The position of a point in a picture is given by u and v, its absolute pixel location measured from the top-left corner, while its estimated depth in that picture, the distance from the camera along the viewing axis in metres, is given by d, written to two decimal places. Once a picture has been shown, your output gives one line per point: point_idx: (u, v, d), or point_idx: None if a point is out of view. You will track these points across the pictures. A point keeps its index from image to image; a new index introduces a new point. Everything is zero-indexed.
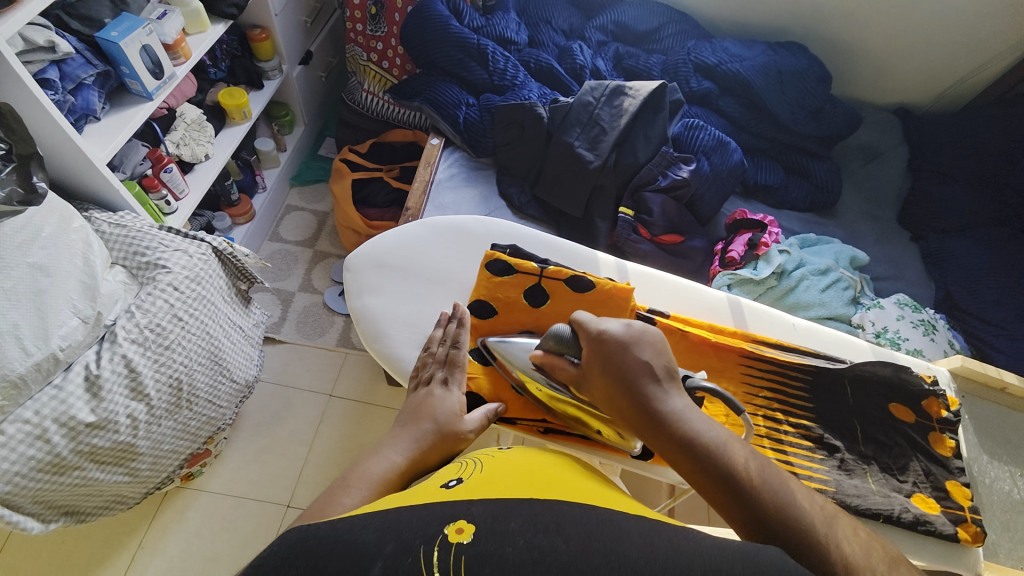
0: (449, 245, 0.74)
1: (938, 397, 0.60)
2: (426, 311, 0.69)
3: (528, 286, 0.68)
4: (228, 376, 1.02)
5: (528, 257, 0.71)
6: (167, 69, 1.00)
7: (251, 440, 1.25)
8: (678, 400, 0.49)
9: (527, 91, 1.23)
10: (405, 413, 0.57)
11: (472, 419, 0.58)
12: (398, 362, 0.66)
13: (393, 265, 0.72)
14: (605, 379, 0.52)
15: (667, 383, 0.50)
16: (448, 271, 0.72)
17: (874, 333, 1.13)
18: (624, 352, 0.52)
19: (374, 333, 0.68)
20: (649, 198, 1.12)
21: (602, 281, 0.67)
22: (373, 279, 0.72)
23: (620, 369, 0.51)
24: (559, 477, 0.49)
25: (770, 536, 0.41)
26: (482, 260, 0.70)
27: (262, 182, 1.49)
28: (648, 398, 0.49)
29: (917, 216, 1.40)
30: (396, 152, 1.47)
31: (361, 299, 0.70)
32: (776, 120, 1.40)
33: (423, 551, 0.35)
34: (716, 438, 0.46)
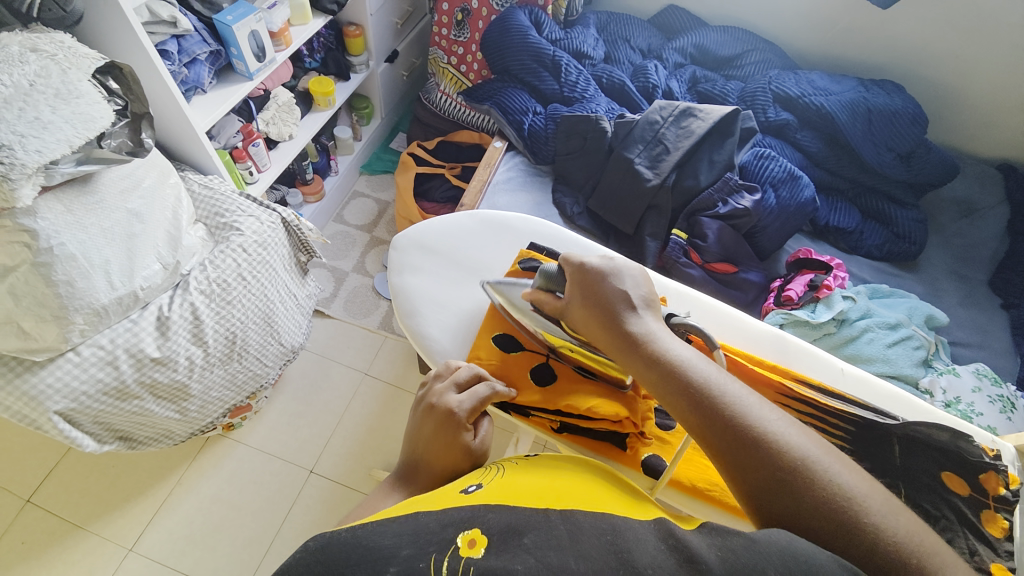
0: (492, 240, 0.76)
1: (998, 473, 0.53)
2: (460, 297, 0.71)
3: None
4: (278, 339, 1.09)
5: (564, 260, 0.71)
6: (269, 53, 1.12)
7: (288, 404, 1.33)
8: (650, 326, 0.54)
9: (596, 105, 1.23)
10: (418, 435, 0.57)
11: (468, 395, 0.58)
12: (426, 340, 0.68)
13: (436, 250, 0.75)
14: (586, 306, 0.58)
15: (642, 311, 0.56)
16: (486, 263, 0.74)
17: (943, 402, 1.02)
18: (606, 280, 0.58)
19: (408, 310, 0.70)
20: (705, 224, 1.08)
21: None
22: (415, 259, 0.74)
23: (601, 296, 0.57)
24: (570, 482, 0.49)
25: (733, 442, 0.44)
26: (518, 257, 0.72)
27: (336, 166, 1.60)
28: (620, 320, 0.55)
29: (1013, 282, 1.26)
30: (461, 151, 1.53)
31: (401, 276, 0.73)
32: (859, 159, 1.31)
33: (433, 560, 0.38)
34: (686, 355, 0.51)
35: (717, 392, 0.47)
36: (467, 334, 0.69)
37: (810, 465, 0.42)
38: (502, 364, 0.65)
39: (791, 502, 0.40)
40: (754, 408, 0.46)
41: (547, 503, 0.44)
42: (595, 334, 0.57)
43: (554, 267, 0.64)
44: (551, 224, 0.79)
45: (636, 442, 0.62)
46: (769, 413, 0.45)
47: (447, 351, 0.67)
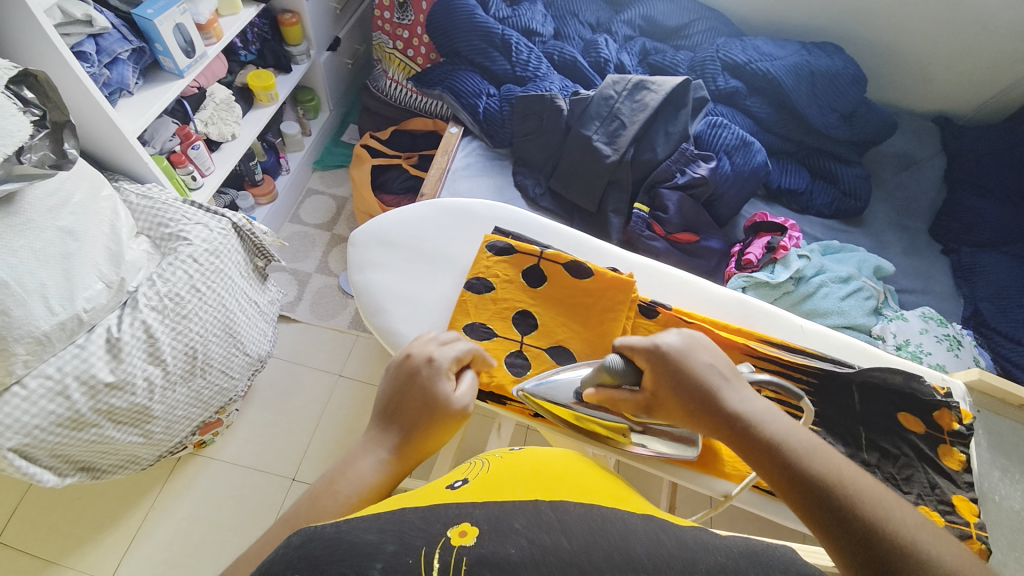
0: (454, 229, 0.72)
1: (951, 409, 0.57)
2: (427, 289, 0.67)
3: (526, 266, 0.67)
4: (242, 349, 1.05)
5: (529, 241, 0.70)
6: (199, 48, 1.05)
7: (261, 414, 1.29)
8: (752, 405, 0.51)
9: (549, 83, 1.22)
10: (396, 391, 0.55)
11: (450, 346, 0.59)
12: (393, 337, 0.65)
13: (397, 243, 0.70)
14: (675, 393, 0.53)
15: (735, 382, 0.53)
16: (451, 253, 0.70)
17: (894, 346, 1.09)
18: (689, 359, 0.53)
19: (372, 308, 0.66)
20: (665, 195, 1.10)
21: (601, 268, 0.66)
22: (376, 255, 0.70)
23: (690, 374, 0.52)
24: (560, 474, 0.50)
25: (861, 541, 0.41)
26: (482, 242, 0.69)
27: (286, 164, 1.52)
28: (717, 398, 0.51)
29: (949, 228, 1.35)
30: (416, 140, 1.49)
31: (363, 274, 0.69)
32: (805, 122, 1.36)
33: (423, 553, 0.34)
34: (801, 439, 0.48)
35: (840, 487, 0.44)
36: (437, 326, 0.65)
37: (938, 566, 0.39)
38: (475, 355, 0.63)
39: None
40: (881, 503, 0.43)
41: (534, 494, 0.44)
42: (682, 415, 0.53)
43: (618, 357, 0.56)
44: (514, 207, 0.76)
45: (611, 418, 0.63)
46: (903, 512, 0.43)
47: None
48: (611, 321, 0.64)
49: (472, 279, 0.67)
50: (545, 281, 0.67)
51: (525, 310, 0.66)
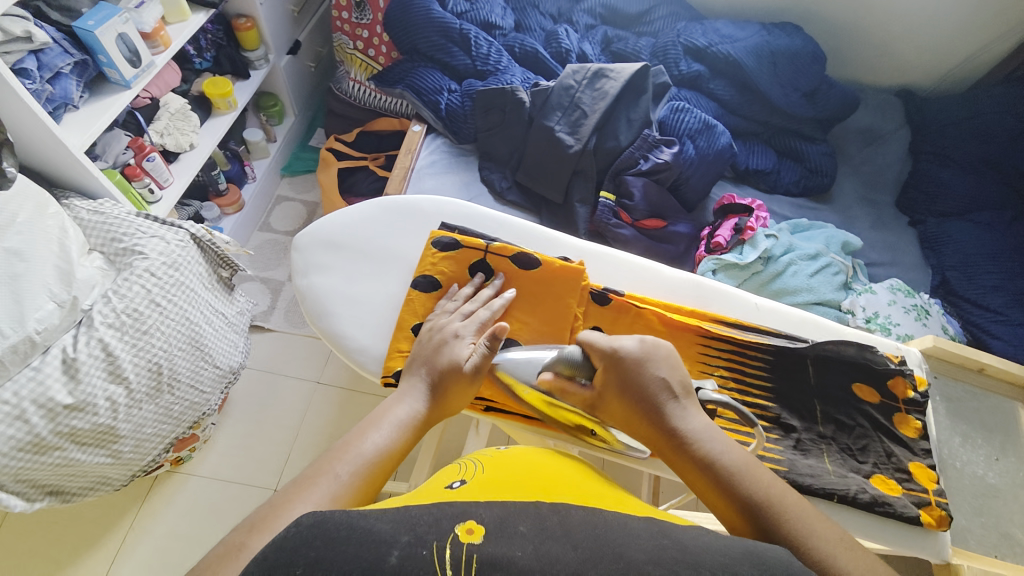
0: (399, 226, 0.69)
1: (904, 376, 0.58)
2: (373, 290, 0.65)
3: (472, 261, 0.65)
4: (211, 362, 1.03)
5: (476, 235, 0.68)
6: (145, 57, 1.02)
7: (238, 426, 1.27)
8: (696, 424, 0.51)
9: (510, 75, 1.21)
10: (420, 356, 0.57)
11: (471, 318, 0.60)
12: (341, 340, 0.63)
13: (342, 244, 0.68)
14: (625, 401, 0.53)
15: (683, 398, 0.53)
16: (396, 250, 0.68)
17: (864, 319, 1.10)
18: (642, 369, 0.53)
19: (318, 312, 0.64)
20: (630, 182, 1.10)
21: (548, 259, 0.65)
22: (320, 257, 0.68)
23: (639, 392, 0.52)
24: (556, 478, 0.52)
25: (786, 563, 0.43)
26: (427, 238, 0.67)
27: (252, 172, 1.50)
28: (664, 413, 0.52)
29: (916, 200, 1.36)
30: (383, 140, 1.47)
31: (307, 278, 0.66)
32: (769, 102, 1.36)
33: (436, 546, 0.36)
34: (738, 460, 0.49)
35: (773, 509, 0.46)
36: (385, 326, 0.64)
37: None
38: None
39: None
40: (809, 527, 0.45)
41: (536, 496, 0.47)
42: (632, 426, 0.53)
43: (577, 351, 0.56)
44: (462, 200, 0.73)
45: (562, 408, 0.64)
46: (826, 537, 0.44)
47: (366, 349, 0.63)
48: (563, 310, 0.63)
49: (417, 276, 0.65)
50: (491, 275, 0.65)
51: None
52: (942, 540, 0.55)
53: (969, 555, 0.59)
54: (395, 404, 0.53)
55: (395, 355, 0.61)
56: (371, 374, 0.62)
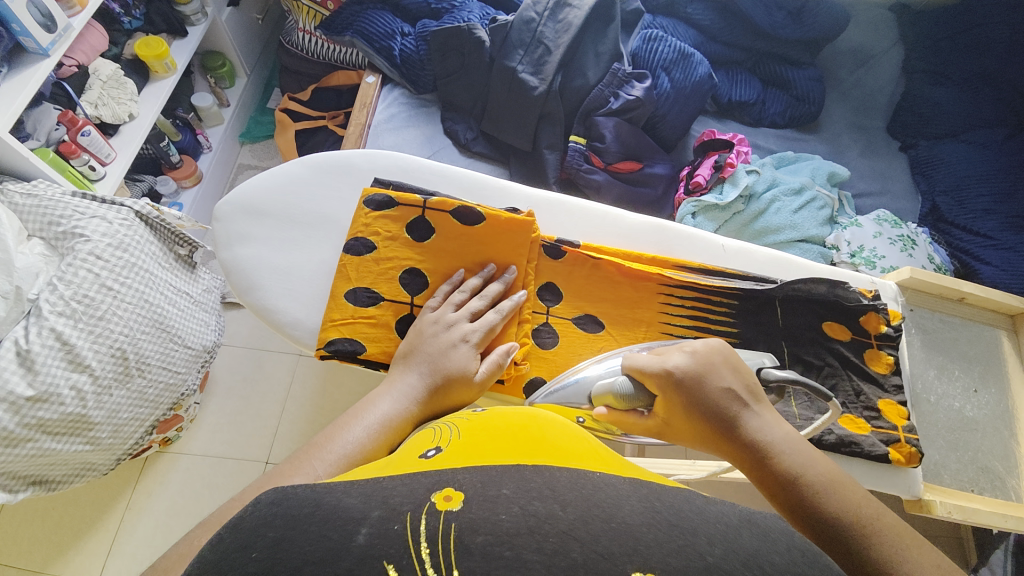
0: (330, 188, 0.63)
1: (878, 312, 0.55)
2: (305, 259, 0.61)
3: (410, 220, 0.60)
4: (182, 342, 1.00)
5: (413, 191, 0.63)
6: (60, 20, 0.92)
7: (224, 404, 1.27)
8: (770, 434, 0.46)
9: (466, 12, 1.09)
10: (409, 354, 0.54)
11: (479, 321, 0.55)
12: (273, 315, 0.60)
13: (266, 211, 0.62)
14: (690, 422, 0.49)
15: (754, 407, 0.48)
16: (329, 214, 0.63)
17: (849, 254, 1.07)
18: (702, 384, 0.49)
19: (246, 286, 0.60)
20: (601, 123, 1.02)
21: (493, 212, 0.59)
22: (245, 227, 0.62)
23: (703, 419, 0.48)
24: (546, 437, 0.43)
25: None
26: (360, 197, 0.61)
27: (206, 141, 1.41)
28: (732, 425, 0.47)
29: (908, 123, 1.29)
30: (342, 96, 1.36)
31: (232, 250, 0.62)
32: (752, 25, 1.26)
33: (409, 516, 0.30)
34: (822, 470, 0.45)
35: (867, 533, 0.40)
36: (320, 297, 0.60)
37: None
38: (364, 323, 0.58)
39: None
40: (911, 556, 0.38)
41: (517, 460, 0.38)
42: (709, 450, 0.49)
43: (624, 381, 0.52)
44: (399, 152, 0.67)
45: (512, 371, 0.57)
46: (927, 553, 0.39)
47: (299, 322, 0.59)
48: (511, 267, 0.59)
49: (354, 239, 0.60)
50: (433, 233, 0.60)
51: (415, 269, 0.60)
52: (911, 475, 0.53)
53: (939, 489, 0.59)
54: (381, 399, 0.50)
55: (331, 328, 0.58)
56: (306, 347, 0.59)
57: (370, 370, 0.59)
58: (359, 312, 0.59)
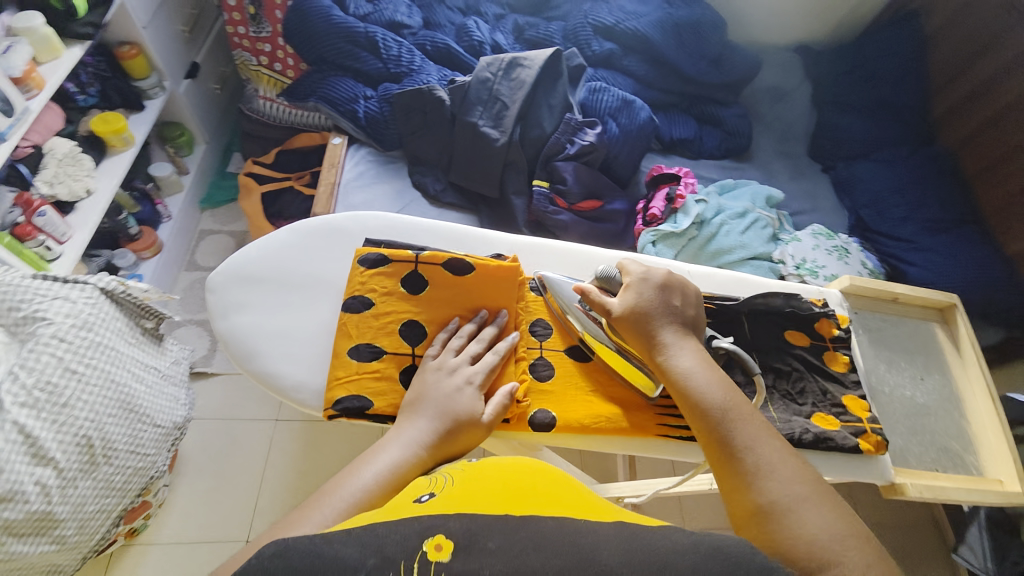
0: (322, 250, 0.66)
1: (829, 317, 0.62)
2: (303, 321, 0.62)
3: (404, 275, 0.63)
4: (151, 421, 0.95)
5: (404, 247, 0.66)
6: (20, 103, 0.92)
7: (198, 481, 1.19)
8: (690, 349, 0.55)
9: (426, 75, 1.18)
10: (412, 395, 0.56)
11: (480, 362, 0.58)
12: (274, 379, 0.60)
13: (260, 278, 0.64)
14: (633, 315, 0.57)
15: (687, 326, 0.57)
16: (322, 275, 0.64)
17: (794, 266, 1.18)
18: (654, 294, 0.58)
19: (244, 354, 0.61)
20: (561, 168, 1.10)
21: (482, 261, 0.63)
22: (238, 295, 0.63)
23: (646, 317, 0.56)
24: (535, 487, 0.45)
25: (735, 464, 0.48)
26: (354, 257, 0.64)
27: (166, 210, 1.39)
28: (663, 331, 0.56)
29: (826, 148, 1.46)
30: (308, 156, 1.38)
31: (227, 319, 0.62)
32: (681, 73, 1.41)
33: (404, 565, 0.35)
34: (723, 384, 0.53)
35: (736, 426, 0.50)
36: (320, 358, 0.61)
37: (791, 506, 0.45)
38: (369, 378, 0.59)
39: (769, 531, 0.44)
40: (765, 451, 0.49)
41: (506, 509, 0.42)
42: (633, 345, 0.58)
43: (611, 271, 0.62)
44: (386, 212, 0.70)
45: (515, 409, 0.59)
46: (780, 455, 0.49)
47: (303, 384, 0.60)
48: (502, 309, 0.63)
49: (350, 298, 0.62)
50: (427, 285, 0.63)
51: (413, 321, 0.62)
52: (881, 462, 0.59)
53: (909, 473, 0.64)
54: (386, 447, 0.51)
55: (337, 386, 0.58)
56: (312, 408, 0.59)
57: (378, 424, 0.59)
58: (363, 368, 0.59)
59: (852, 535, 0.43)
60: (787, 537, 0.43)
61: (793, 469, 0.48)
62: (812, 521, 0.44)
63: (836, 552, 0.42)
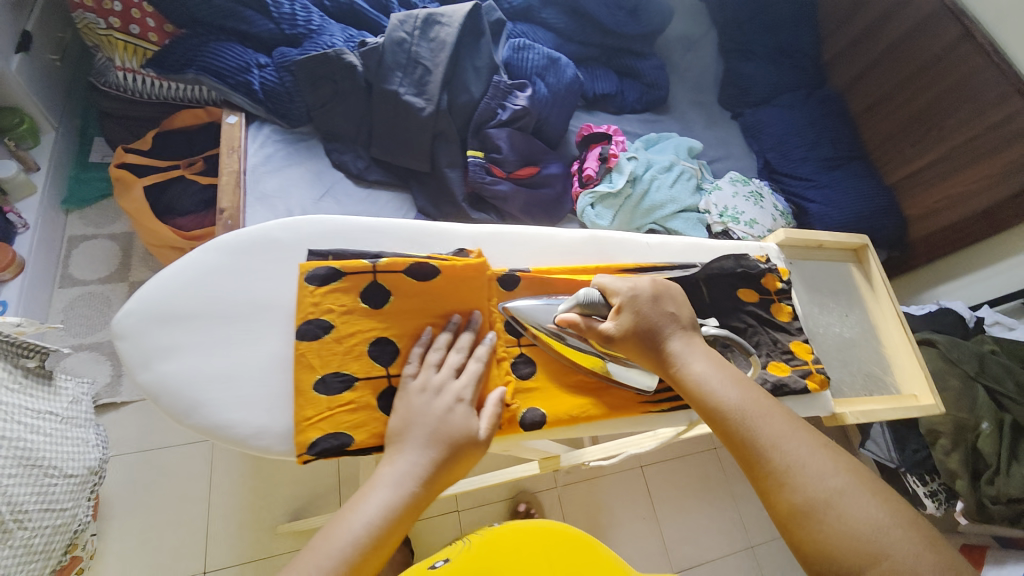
0: (257, 270, 0.58)
1: (771, 272, 0.67)
2: (248, 356, 0.55)
3: (362, 288, 0.56)
4: (60, 471, 0.81)
5: (357, 256, 0.59)
6: None
7: (131, 523, 1.06)
8: (695, 354, 0.52)
9: (328, 36, 1.03)
10: (404, 423, 0.52)
11: (464, 374, 0.55)
12: (228, 429, 0.53)
13: (188, 314, 0.55)
14: (630, 330, 0.53)
15: (684, 330, 0.54)
16: (262, 301, 0.57)
17: (718, 215, 1.25)
18: (646, 303, 0.54)
19: (185, 406, 0.53)
20: (494, 135, 1.05)
21: (447, 262, 0.59)
22: (163, 338, 0.55)
23: (647, 327, 0.53)
24: None
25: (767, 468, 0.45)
26: (299, 275, 0.56)
27: (19, 218, 1.13)
28: (663, 340, 0.53)
29: (735, 95, 1.53)
30: (192, 139, 1.19)
31: (155, 368, 0.54)
32: (599, 24, 1.38)
33: None
34: (736, 383, 0.50)
35: (760, 425, 0.47)
36: (279, 396, 0.55)
37: (834, 503, 0.41)
38: (344, 411, 0.54)
39: (815, 538, 0.41)
40: (794, 445, 0.45)
41: None
42: (638, 359, 0.54)
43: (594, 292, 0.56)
44: (324, 215, 0.62)
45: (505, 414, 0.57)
46: (810, 446, 0.45)
47: (265, 428, 0.54)
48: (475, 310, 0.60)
49: (303, 323, 0.55)
50: (390, 296, 0.57)
51: (381, 338, 0.56)
52: (824, 397, 0.66)
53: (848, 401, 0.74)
54: (376, 491, 0.48)
55: (309, 429, 0.53)
56: (282, 455, 0.54)
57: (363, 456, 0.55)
58: (334, 402, 0.54)
59: (899, 521, 0.40)
60: (831, 540, 0.40)
61: (828, 461, 0.44)
62: (861, 515, 0.40)
63: (888, 545, 0.39)
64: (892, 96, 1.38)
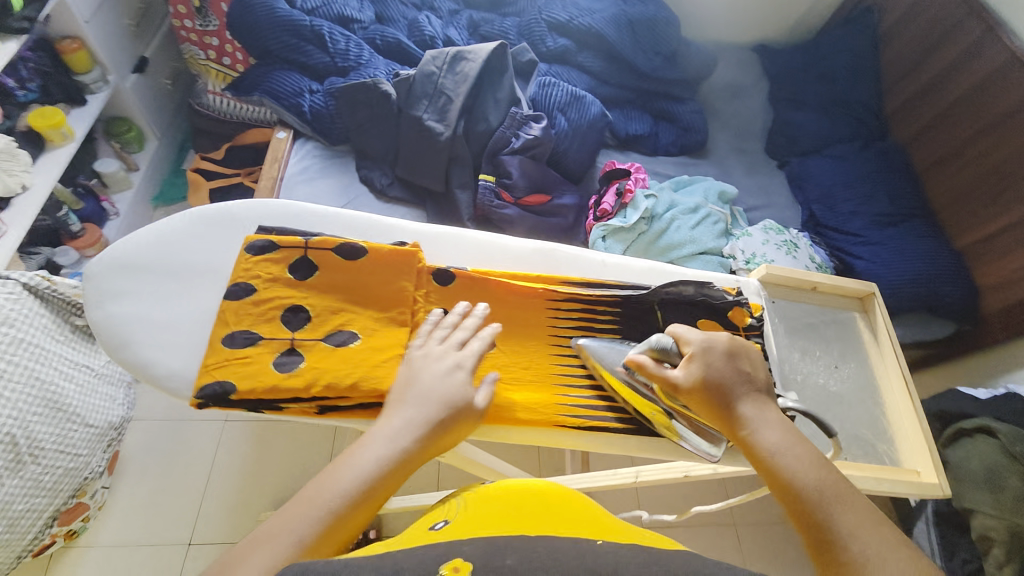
0: (211, 238, 0.65)
1: (740, 305, 0.66)
2: (181, 309, 0.61)
3: (291, 260, 0.63)
4: (82, 420, 0.92)
5: (295, 232, 0.66)
6: None
7: (138, 485, 1.15)
8: (768, 421, 0.53)
9: (372, 69, 1.16)
10: (422, 381, 0.55)
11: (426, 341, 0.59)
12: (148, 368, 0.59)
13: (143, 266, 0.63)
14: (705, 387, 0.55)
15: (758, 393, 0.56)
16: (208, 263, 0.64)
17: (744, 261, 1.18)
18: (722, 361, 0.57)
19: (117, 344, 0.60)
20: (507, 161, 1.09)
21: (376, 246, 0.64)
22: (118, 284, 0.62)
23: (721, 387, 0.55)
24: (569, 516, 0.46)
25: (837, 554, 0.44)
26: (242, 244, 0.64)
27: (112, 207, 1.35)
28: (736, 401, 0.55)
29: (780, 144, 1.47)
30: (259, 153, 1.35)
31: (103, 308, 0.61)
32: (636, 69, 1.41)
33: None
34: (809, 459, 0.50)
35: (833, 510, 0.46)
36: (196, 346, 0.60)
37: None
38: (239, 364, 0.59)
39: None
40: (869, 538, 0.44)
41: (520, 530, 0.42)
42: (709, 415, 0.56)
43: (665, 339, 0.60)
44: (282, 200, 0.70)
45: None
46: (887, 539, 0.44)
47: (177, 373, 0.59)
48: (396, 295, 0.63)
49: (235, 282, 0.62)
50: (316, 270, 0.63)
51: (296, 305, 0.62)
52: None
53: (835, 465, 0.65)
54: (374, 444, 0.49)
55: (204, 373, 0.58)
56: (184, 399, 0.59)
57: (251, 411, 0.59)
58: (232, 353, 0.59)
59: None
60: None
61: (907, 561, 0.43)
62: None
63: None
64: (962, 151, 1.25)
